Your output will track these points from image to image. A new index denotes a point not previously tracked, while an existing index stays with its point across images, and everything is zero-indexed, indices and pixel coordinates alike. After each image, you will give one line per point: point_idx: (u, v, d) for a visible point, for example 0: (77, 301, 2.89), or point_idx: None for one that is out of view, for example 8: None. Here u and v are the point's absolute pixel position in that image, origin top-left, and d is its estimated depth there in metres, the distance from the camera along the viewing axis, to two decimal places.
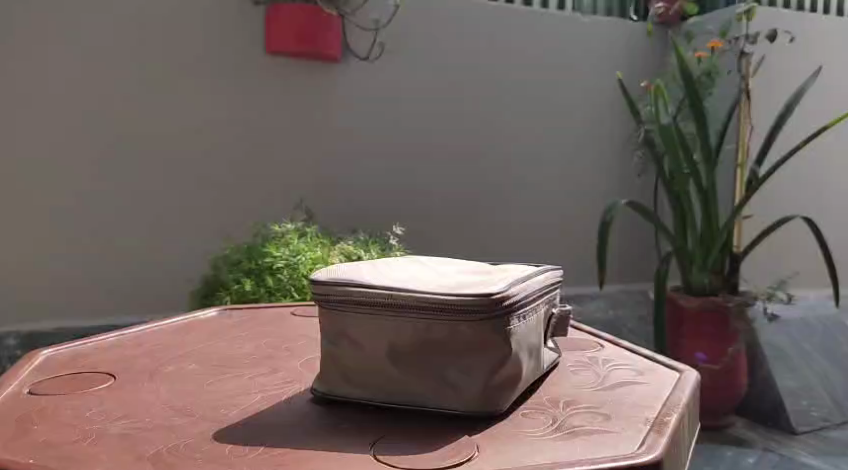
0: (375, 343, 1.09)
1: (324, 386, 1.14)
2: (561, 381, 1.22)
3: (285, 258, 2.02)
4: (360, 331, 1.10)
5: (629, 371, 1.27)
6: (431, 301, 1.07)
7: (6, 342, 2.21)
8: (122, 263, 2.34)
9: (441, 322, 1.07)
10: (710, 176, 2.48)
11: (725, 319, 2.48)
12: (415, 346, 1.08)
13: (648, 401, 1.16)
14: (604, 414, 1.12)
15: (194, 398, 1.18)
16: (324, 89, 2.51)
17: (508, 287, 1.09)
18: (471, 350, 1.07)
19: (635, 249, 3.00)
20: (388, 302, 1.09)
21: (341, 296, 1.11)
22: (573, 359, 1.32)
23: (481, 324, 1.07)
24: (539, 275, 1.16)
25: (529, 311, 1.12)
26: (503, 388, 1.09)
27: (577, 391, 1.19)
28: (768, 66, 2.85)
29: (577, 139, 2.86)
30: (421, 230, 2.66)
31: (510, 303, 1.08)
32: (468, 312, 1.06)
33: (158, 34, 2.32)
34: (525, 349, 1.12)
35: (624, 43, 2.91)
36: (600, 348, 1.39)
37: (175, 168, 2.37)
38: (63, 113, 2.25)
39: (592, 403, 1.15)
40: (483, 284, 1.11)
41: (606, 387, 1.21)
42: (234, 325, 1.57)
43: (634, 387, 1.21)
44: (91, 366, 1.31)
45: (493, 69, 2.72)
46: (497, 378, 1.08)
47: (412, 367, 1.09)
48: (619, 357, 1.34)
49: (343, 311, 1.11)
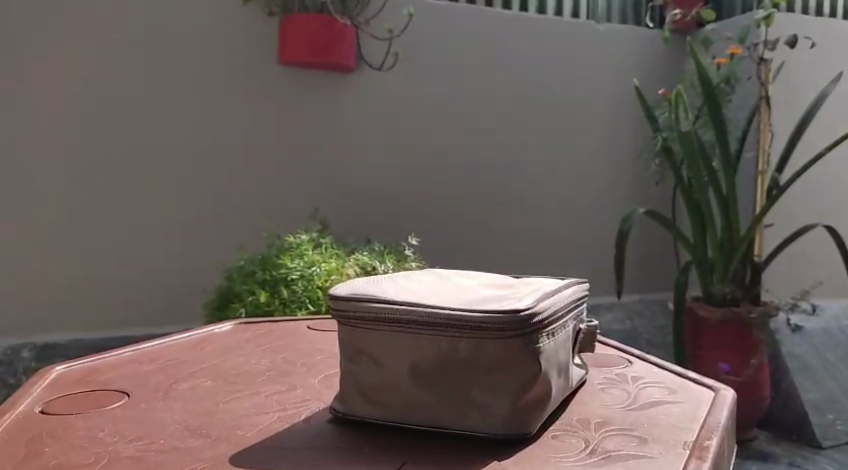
0: (398, 362, 1.06)
1: (345, 406, 1.11)
2: (590, 401, 1.18)
3: (299, 270, 1.99)
4: (382, 349, 1.07)
5: (661, 390, 1.23)
6: (456, 318, 1.04)
7: (21, 354, 2.18)
8: (136, 275, 2.31)
9: (466, 339, 1.04)
10: (729, 185, 2.44)
11: (747, 330, 2.44)
12: (439, 365, 1.05)
13: (684, 422, 1.12)
14: (639, 436, 1.08)
15: (210, 417, 1.14)
16: (338, 99, 2.48)
17: (536, 302, 1.05)
18: (499, 368, 1.04)
19: (652, 258, 2.96)
20: (410, 318, 1.05)
21: (362, 312, 1.08)
22: (601, 376, 1.28)
23: (509, 342, 1.03)
24: (567, 289, 1.12)
25: (557, 327, 1.08)
26: (531, 409, 1.05)
27: (608, 412, 1.15)
28: (788, 72, 2.81)
29: (594, 147, 2.82)
30: (437, 239, 2.63)
31: (538, 320, 1.04)
32: (495, 330, 1.03)
33: (169, 44, 2.30)
34: (554, 367, 1.08)
35: (639, 50, 2.87)
36: (628, 364, 1.35)
37: (187, 179, 2.34)
38: (74, 125, 2.23)
39: (624, 425, 1.11)
40: (509, 299, 1.07)
41: (638, 407, 1.17)
42: (250, 340, 1.54)
43: (667, 407, 1.17)
44: (104, 383, 1.28)
45: (508, 76, 2.69)
46: (526, 397, 1.04)
47: (436, 386, 1.05)
48: (649, 374, 1.30)
49: (363, 328, 1.08)
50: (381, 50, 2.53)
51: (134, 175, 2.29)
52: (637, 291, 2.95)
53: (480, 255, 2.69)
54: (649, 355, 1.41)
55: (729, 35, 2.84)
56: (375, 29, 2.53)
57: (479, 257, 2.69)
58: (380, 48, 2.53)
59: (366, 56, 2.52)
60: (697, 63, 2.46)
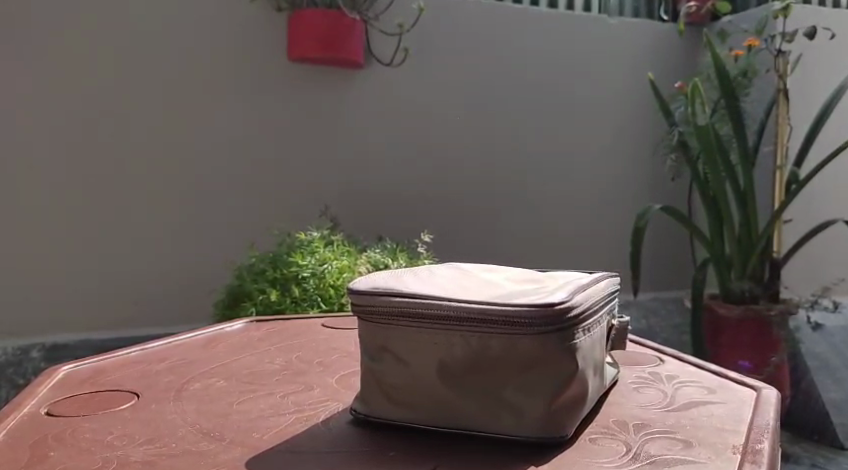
0: (424, 361, 1.01)
1: (367, 407, 1.06)
2: (625, 401, 1.13)
3: (311, 268, 1.94)
4: (407, 347, 1.02)
5: (698, 389, 1.18)
6: (486, 313, 0.99)
7: (30, 354, 2.14)
8: (145, 273, 2.27)
9: (497, 335, 0.98)
10: (747, 179, 2.38)
11: (767, 328, 2.37)
12: (469, 363, 1.00)
13: (729, 425, 1.06)
14: (683, 439, 1.02)
15: (223, 419, 1.09)
16: (348, 94, 2.43)
17: (572, 296, 1.00)
18: (533, 366, 0.98)
19: (670, 254, 2.90)
20: (437, 314, 1.00)
21: (385, 308, 1.03)
22: (634, 376, 1.22)
23: (543, 338, 0.98)
24: (600, 282, 1.07)
25: (593, 323, 1.03)
26: (567, 410, 1.00)
27: (645, 413, 1.09)
28: (806, 65, 2.75)
29: (608, 142, 2.77)
30: (450, 235, 2.58)
31: (574, 315, 0.99)
32: (527, 325, 0.98)
33: (176, 40, 2.25)
34: (590, 366, 1.03)
35: (654, 44, 2.81)
36: (660, 362, 1.30)
37: (196, 176, 2.30)
38: (80, 121, 2.19)
39: (666, 427, 1.05)
40: (542, 293, 1.02)
41: (677, 408, 1.11)
42: (263, 338, 1.49)
43: (709, 407, 1.11)
44: (112, 384, 1.24)
45: (520, 73, 2.64)
46: (562, 398, 0.99)
47: (465, 386, 1.00)
48: (684, 373, 1.25)
49: (386, 324, 1.03)
50: (390, 47, 2.48)
51: (142, 173, 2.25)
52: (654, 289, 2.89)
53: (494, 253, 2.64)
54: (681, 352, 1.36)
55: (745, 28, 2.77)
56: (385, 25, 2.48)
57: (493, 254, 2.64)
58: (390, 44, 2.48)
59: (375, 52, 2.47)
60: (713, 55, 2.40)
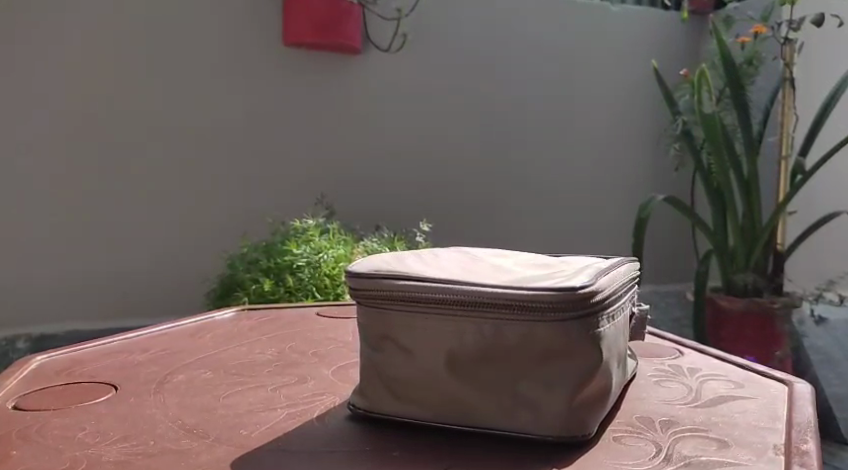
0: (430, 351, 0.94)
1: (366, 403, 0.99)
2: (647, 396, 1.06)
3: (306, 257, 1.86)
4: (411, 335, 0.95)
5: (724, 384, 1.11)
6: (500, 298, 0.92)
7: (16, 345, 2.07)
8: (134, 262, 2.18)
9: (513, 323, 0.91)
10: (752, 169, 2.31)
11: (770, 321, 2.29)
12: (482, 353, 0.92)
13: (765, 422, 0.99)
14: (716, 439, 0.95)
15: (209, 415, 1.02)
16: (345, 79, 2.35)
17: (594, 280, 0.92)
18: (551, 357, 0.91)
19: (674, 245, 2.83)
20: (445, 299, 0.93)
21: (387, 292, 0.95)
22: (654, 368, 1.15)
23: (564, 325, 0.90)
24: (622, 266, 1.00)
25: (616, 310, 0.96)
26: (590, 406, 0.93)
27: (671, 409, 1.02)
28: (812, 54, 2.62)
29: (610, 130, 2.70)
30: (449, 225, 2.51)
31: (597, 300, 0.91)
32: (546, 311, 0.90)
33: (166, 20, 2.16)
34: (614, 357, 0.96)
35: (658, 32, 2.74)
36: (680, 355, 1.23)
37: (187, 161, 2.21)
38: (66, 103, 2.09)
39: (696, 426, 0.98)
40: (561, 277, 0.94)
41: (705, 404, 1.04)
42: (254, 328, 1.42)
43: (739, 403, 1.04)
44: (89, 375, 1.16)
45: (521, 60, 2.56)
46: (584, 394, 0.92)
47: (476, 379, 0.93)
48: (707, 366, 1.18)
49: (390, 310, 0.95)
50: (389, 32, 2.40)
51: (130, 158, 2.16)
52: (656, 281, 2.83)
53: (494, 243, 2.57)
54: (701, 345, 1.28)
55: (752, 15, 2.67)
56: (383, 9, 2.39)
57: (493, 243, 2.57)
58: (388, 29, 2.40)
59: (373, 37, 2.39)
60: (719, 42, 2.32)
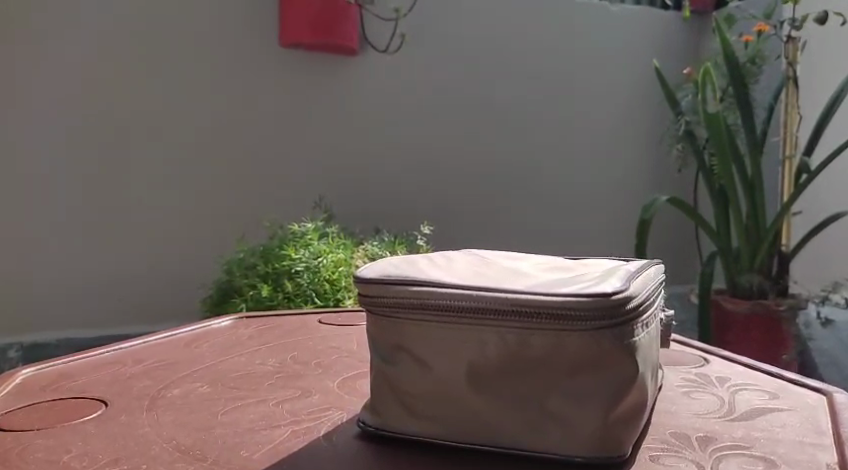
0: (450, 363, 0.88)
1: (377, 419, 0.93)
2: (677, 410, 1.00)
3: (305, 261, 1.81)
4: (428, 346, 0.89)
5: (758, 394, 1.06)
6: (526, 305, 0.86)
7: (8, 353, 2.01)
8: (128, 268, 2.12)
9: (541, 332, 0.86)
10: (755, 169, 2.24)
11: (776, 323, 2.22)
12: (506, 364, 0.87)
13: (811, 437, 0.94)
14: (762, 457, 0.90)
15: (206, 434, 0.96)
16: (342, 80, 2.30)
17: (627, 285, 0.87)
18: (582, 369, 0.86)
19: (678, 247, 2.78)
20: (465, 306, 0.88)
21: (400, 300, 0.90)
22: (680, 379, 1.11)
23: (595, 335, 0.85)
24: (650, 268, 0.95)
25: (650, 318, 0.90)
26: (625, 422, 0.87)
27: (706, 423, 0.97)
28: (812, 53, 2.53)
29: (612, 131, 2.64)
30: (450, 227, 2.45)
31: (631, 308, 0.86)
32: (576, 320, 0.85)
33: (160, 21, 2.11)
34: (649, 368, 0.90)
35: (659, 32, 2.68)
36: (705, 363, 1.19)
37: (182, 164, 2.15)
38: (56, 105, 2.03)
39: (737, 441, 0.93)
40: (590, 281, 0.89)
41: (741, 417, 0.99)
42: (253, 336, 1.36)
43: (778, 416, 0.99)
44: (78, 390, 1.10)
45: (520, 61, 2.50)
46: (617, 410, 0.86)
47: (499, 394, 0.87)
48: (735, 374, 1.13)
49: (403, 318, 0.90)
50: (387, 33, 2.35)
51: (122, 161, 2.10)
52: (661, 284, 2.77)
53: (496, 245, 2.51)
54: (726, 352, 1.25)
55: (754, 13, 2.59)
56: (381, 10, 2.34)
57: (497, 245, 2.51)
58: (386, 29, 2.35)
59: (371, 37, 2.33)
60: (722, 39, 2.26)
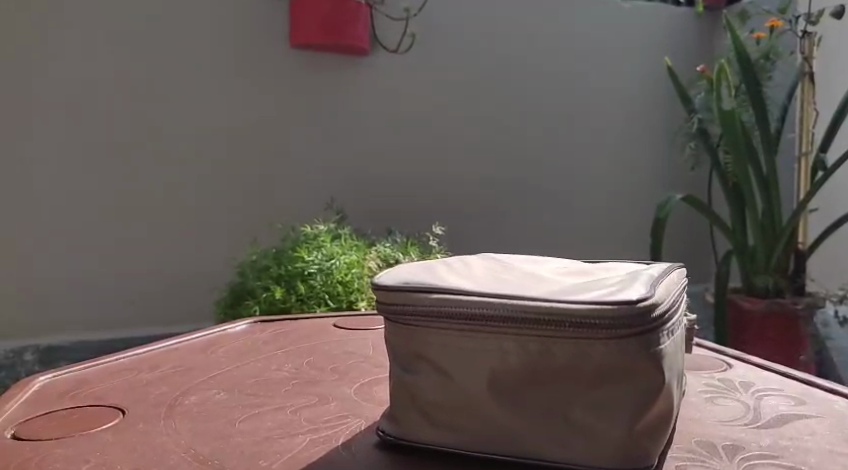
0: (471, 373, 0.87)
1: (398, 429, 0.92)
2: (702, 417, 0.99)
3: (318, 263, 1.79)
4: (449, 356, 0.88)
5: (783, 400, 1.04)
6: (549, 313, 0.85)
7: (21, 357, 2.01)
8: (141, 271, 2.12)
9: (564, 341, 0.85)
10: (771, 167, 2.22)
11: (793, 323, 2.19)
12: (529, 373, 0.86)
13: (839, 446, 0.92)
14: (789, 466, 0.88)
15: (223, 443, 0.95)
16: (354, 81, 2.29)
17: (652, 292, 0.86)
18: (607, 378, 0.84)
19: (692, 246, 2.76)
20: (487, 314, 0.87)
21: (421, 308, 0.89)
22: (703, 385, 1.09)
23: (620, 343, 0.84)
24: (673, 273, 0.93)
25: (675, 324, 0.89)
26: (651, 431, 0.86)
27: (731, 431, 0.96)
28: (826, 49, 2.51)
29: (625, 129, 2.62)
30: (462, 228, 2.44)
31: (656, 315, 0.85)
32: (600, 328, 0.84)
33: (171, 23, 2.10)
34: (675, 376, 0.89)
35: (672, 29, 2.66)
36: (728, 367, 1.17)
37: (194, 167, 2.15)
38: (68, 109, 2.03)
39: (764, 450, 0.91)
40: (613, 287, 0.88)
41: (767, 425, 0.97)
42: (268, 341, 1.35)
43: (805, 423, 0.98)
44: (94, 398, 1.09)
45: (531, 60, 2.49)
46: (644, 419, 0.85)
47: (523, 404, 0.86)
48: (759, 380, 1.12)
49: (423, 327, 0.89)
50: (397, 33, 2.33)
51: (134, 165, 2.09)
52: None
53: (509, 245, 2.50)
54: (748, 356, 1.23)
55: (769, 9, 2.56)
56: (391, 9, 2.33)
57: (511, 246, 2.50)
58: (397, 29, 2.34)
59: (381, 38, 2.32)
60: (735, 36, 2.23)
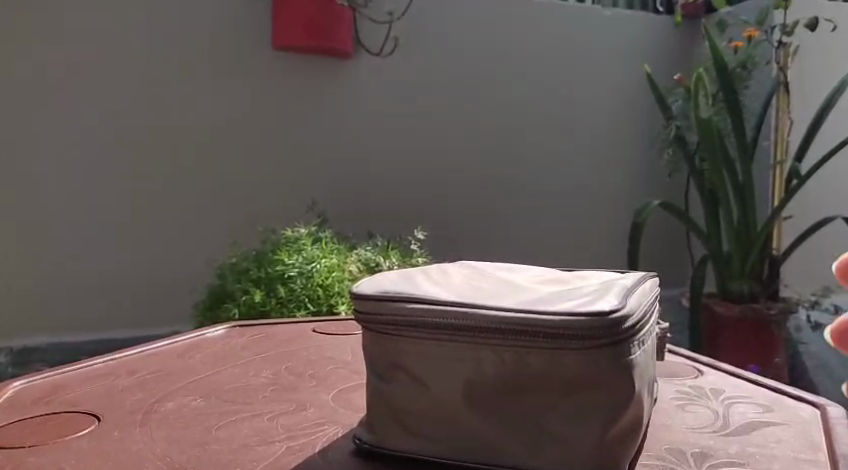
0: (446, 382, 0.88)
1: (373, 437, 0.93)
2: (673, 424, 1.01)
3: (298, 266, 1.80)
4: (424, 364, 0.89)
5: (752, 408, 1.06)
6: (523, 323, 0.86)
7: None
8: (119, 274, 2.12)
9: (538, 351, 0.86)
10: (747, 174, 2.24)
11: (766, 328, 2.22)
12: (503, 382, 0.87)
13: (804, 452, 0.94)
14: None
15: (200, 451, 0.96)
16: (336, 84, 2.29)
17: (624, 302, 0.87)
18: (580, 387, 0.86)
19: (670, 252, 2.78)
20: (462, 324, 0.88)
21: (398, 318, 0.90)
22: (674, 392, 1.11)
23: (593, 353, 0.85)
24: (645, 283, 0.95)
25: (647, 334, 0.91)
26: (622, 439, 0.88)
27: (700, 438, 0.97)
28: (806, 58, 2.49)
29: (604, 135, 2.65)
30: (441, 232, 2.45)
31: (628, 326, 0.86)
32: (573, 339, 0.85)
33: (152, 26, 2.10)
34: (646, 385, 0.90)
35: (652, 36, 2.68)
36: (699, 374, 1.19)
37: (174, 169, 2.15)
38: (46, 110, 2.02)
39: (731, 457, 0.93)
40: (586, 298, 0.89)
41: (735, 431, 0.99)
42: (246, 346, 1.36)
43: (772, 430, 1.00)
44: (70, 404, 1.09)
45: (512, 65, 2.50)
46: (615, 428, 0.87)
47: (496, 412, 0.88)
48: (729, 387, 1.14)
49: (400, 336, 0.90)
50: (381, 36, 2.35)
51: (113, 167, 2.09)
52: None
53: (488, 249, 2.51)
54: (719, 363, 1.25)
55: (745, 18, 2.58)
56: (375, 12, 2.34)
57: (491, 250, 2.51)
58: (380, 33, 2.35)
59: (364, 40, 2.33)
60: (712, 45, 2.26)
